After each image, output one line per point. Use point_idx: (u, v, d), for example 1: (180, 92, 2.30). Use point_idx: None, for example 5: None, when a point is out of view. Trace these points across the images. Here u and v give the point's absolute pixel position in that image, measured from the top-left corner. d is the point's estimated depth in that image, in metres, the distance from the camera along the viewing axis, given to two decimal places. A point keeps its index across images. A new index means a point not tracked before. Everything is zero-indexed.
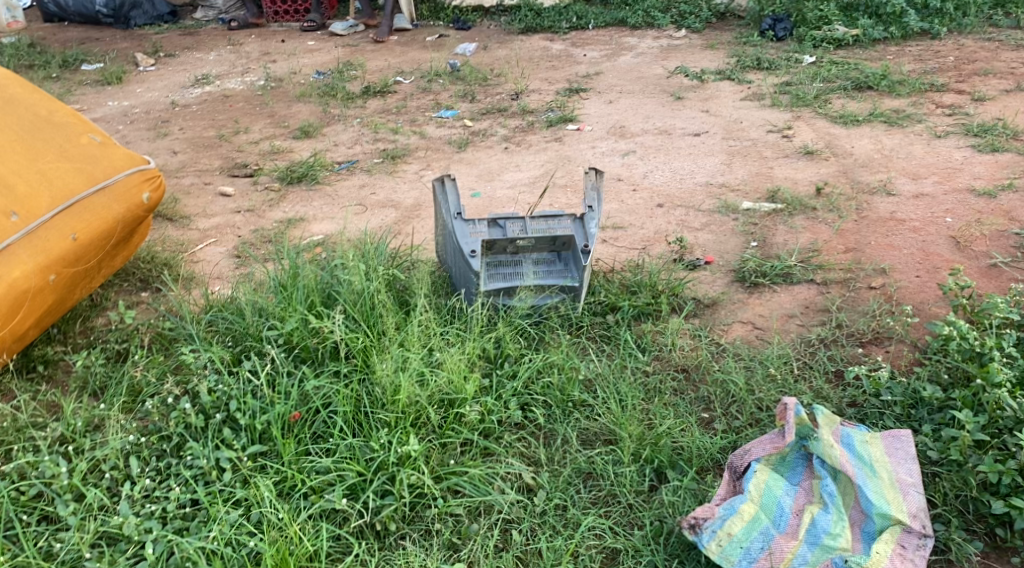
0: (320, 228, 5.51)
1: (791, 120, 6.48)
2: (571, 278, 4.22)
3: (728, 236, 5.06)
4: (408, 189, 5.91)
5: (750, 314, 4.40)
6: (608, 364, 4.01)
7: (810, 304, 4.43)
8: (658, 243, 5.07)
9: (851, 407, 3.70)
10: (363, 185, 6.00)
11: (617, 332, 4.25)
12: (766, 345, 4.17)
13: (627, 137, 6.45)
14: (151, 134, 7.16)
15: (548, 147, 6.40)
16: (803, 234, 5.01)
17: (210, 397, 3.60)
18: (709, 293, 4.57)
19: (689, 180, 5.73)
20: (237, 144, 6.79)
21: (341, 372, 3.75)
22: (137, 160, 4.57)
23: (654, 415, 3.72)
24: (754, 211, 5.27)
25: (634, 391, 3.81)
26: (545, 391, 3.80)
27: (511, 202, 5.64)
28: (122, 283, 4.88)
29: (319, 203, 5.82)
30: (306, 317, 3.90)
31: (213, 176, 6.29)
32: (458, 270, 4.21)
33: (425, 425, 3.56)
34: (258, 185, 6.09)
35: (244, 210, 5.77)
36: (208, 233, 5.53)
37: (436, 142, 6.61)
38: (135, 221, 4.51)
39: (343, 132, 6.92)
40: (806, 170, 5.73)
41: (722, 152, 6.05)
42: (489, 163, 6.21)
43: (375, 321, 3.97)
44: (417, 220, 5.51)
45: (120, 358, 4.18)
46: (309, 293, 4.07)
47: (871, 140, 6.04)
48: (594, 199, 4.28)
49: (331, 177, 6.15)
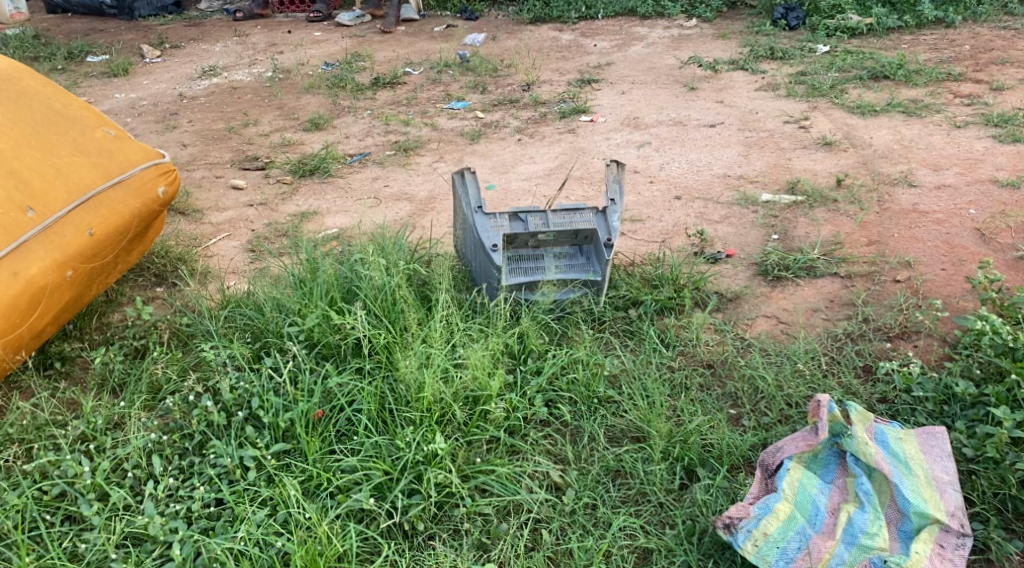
0: (335, 221, 5.46)
1: (807, 111, 6.41)
2: (594, 273, 4.16)
3: (749, 229, 5.00)
4: (422, 181, 5.86)
5: (775, 308, 4.36)
6: (632, 361, 3.97)
7: (835, 298, 4.39)
8: (678, 236, 5.02)
9: (881, 403, 3.65)
10: (376, 178, 5.94)
11: (640, 327, 4.20)
12: (792, 340, 4.13)
13: (641, 128, 6.39)
14: (160, 127, 7.09)
15: (562, 138, 6.34)
16: (825, 226, 4.96)
17: (232, 394, 3.57)
18: (732, 287, 4.51)
19: (706, 172, 5.67)
20: (248, 137, 6.73)
21: (363, 367, 3.68)
22: (152, 154, 4.52)
23: (682, 412, 3.68)
24: (774, 203, 5.22)
25: (661, 387, 3.77)
26: (570, 387, 3.75)
27: (526, 195, 5.59)
28: (137, 278, 4.85)
29: (332, 196, 5.76)
30: (327, 313, 3.84)
31: (224, 169, 6.23)
32: (478, 264, 4.16)
33: (451, 423, 3.50)
34: (270, 177, 6.03)
35: (257, 203, 5.71)
36: (221, 226, 5.47)
37: (448, 134, 6.54)
38: (150, 216, 4.46)
39: (354, 124, 6.85)
40: (825, 161, 5.67)
41: (739, 144, 5.99)
42: (503, 156, 6.14)
43: (396, 315, 3.90)
44: (432, 213, 5.46)
45: (138, 355, 4.17)
46: (330, 288, 4.00)
47: (890, 131, 5.98)
48: (616, 193, 4.25)
49: (344, 170, 6.08)
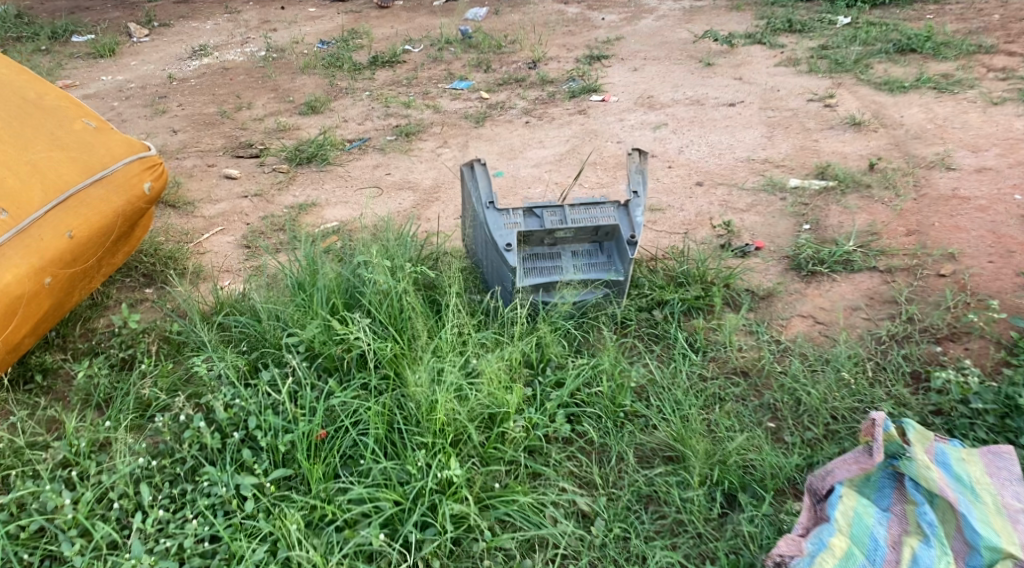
0: (335, 213, 5.13)
1: (832, 88, 6.07)
2: (616, 273, 3.84)
3: (777, 218, 4.70)
4: (426, 169, 5.52)
5: (811, 307, 4.07)
6: (661, 371, 3.66)
7: (875, 295, 4.11)
8: (701, 226, 4.70)
9: (936, 416, 3.35)
10: (377, 166, 5.60)
11: (667, 331, 3.89)
12: (831, 343, 3.85)
13: (657, 108, 6.03)
14: (148, 112, 6.72)
15: (573, 119, 5.98)
16: (859, 215, 4.66)
17: (226, 414, 3.26)
18: (763, 283, 4.22)
19: (728, 155, 5.34)
20: (241, 122, 6.37)
21: (368, 382, 3.34)
22: (137, 147, 4.18)
23: (717, 427, 3.39)
24: (803, 189, 4.91)
25: (693, 400, 3.49)
26: (594, 401, 3.45)
27: (537, 183, 5.25)
28: (123, 279, 4.50)
29: (331, 185, 5.43)
30: (328, 322, 3.49)
31: (216, 157, 5.87)
32: (491, 265, 3.85)
33: (466, 446, 3.18)
34: (265, 166, 5.68)
35: (252, 194, 5.37)
36: (214, 220, 5.13)
37: (452, 117, 6.19)
38: (136, 215, 4.11)
39: (353, 107, 6.50)
40: (854, 142, 5.33)
41: (761, 124, 5.65)
42: (510, 139, 5.79)
43: (403, 320, 3.55)
44: (437, 204, 5.14)
45: (125, 366, 3.84)
46: (331, 294, 3.65)
47: (921, 109, 5.66)
48: (639, 183, 3.96)
49: (343, 157, 5.74)
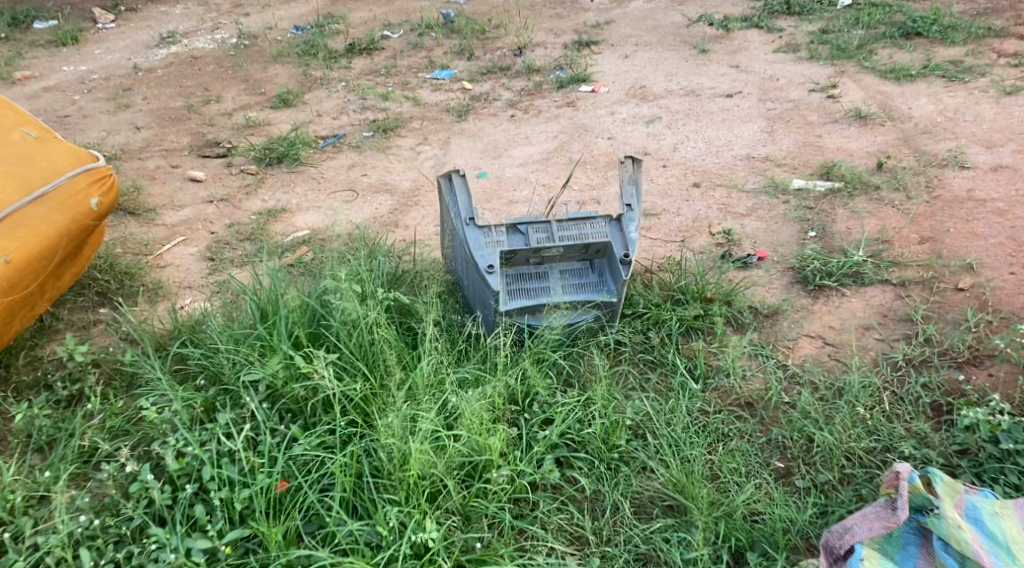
0: (307, 220, 4.75)
1: (834, 76, 5.72)
2: (609, 294, 3.51)
3: (781, 224, 4.38)
4: (404, 169, 5.17)
5: (819, 326, 3.78)
6: (659, 406, 3.36)
7: (888, 312, 3.81)
8: (699, 234, 4.39)
9: (962, 457, 3.06)
10: (352, 166, 5.25)
11: (664, 356, 3.58)
12: (843, 368, 3.56)
13: (650, 99, 5.67)
14: (110, 105, 6.28)
15: (561, 113, 5.62)
16: (868, 220, 4.35)
17: (177, 464, 2.95)
18: (768, 300, 3.92)
19: (727, 152, 5.00)
20: (208, 116, 5.94)
21: (335, 426, 3.03)
22: (84, 158, 3.83)
23: (721, 471, 3.11)
24: (807, 191, 4.58)
25: (693, 440, 3.21)
26: (585, 442, 3.16)
27: (523, 184, 4.89)
28: (76, 298, 4.15)
29: (303, 187, 5.05)
30: (291, 357, 3.17)
31: (181, 157, 5.42)
32: (472, 287, 3.52)
33: (444, 502, 2.89)
34: (233, 166, 5.26)
35: (218, 199, 4.96)
36: (177, 229, 4.72)
37: (432, 110, 5.82)
38: (83, 234, 3.75)
39: (327, 99, 6.11)
40: (860, 138, 5.00)
41: (761, 118, 5.31)
42: (495, 136, 5.44)
43: (374, 353, 3.23)
44: (416, 209, 4.80)
45: (72, 403, 3.50)
46: (295, 324, 3.31)
47: (930, 100, 5.33)
48: (632, 196, 3.60)
49: (316, 157, 5.36)
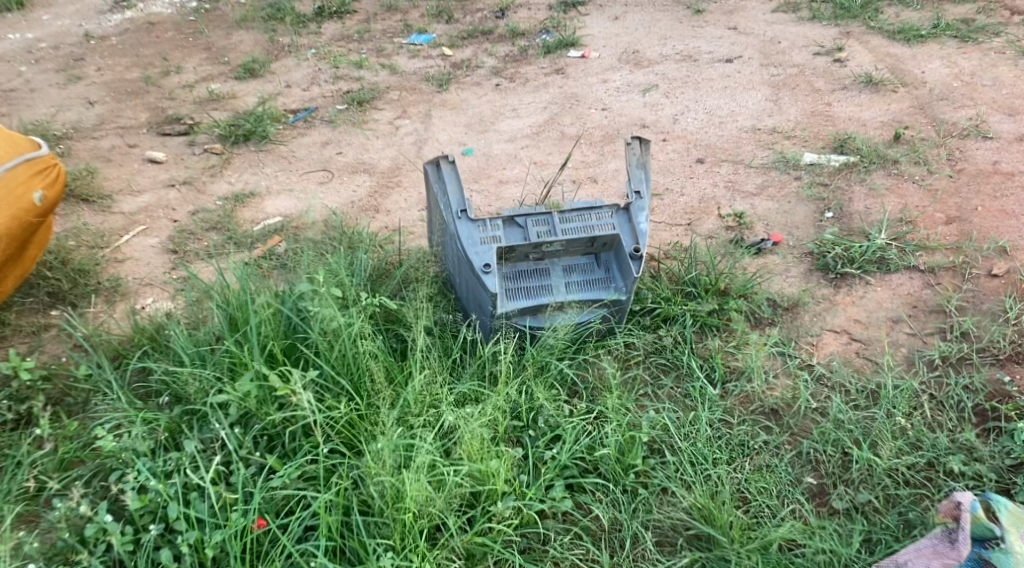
0: (279, 204, 4.35)
1: (839, 38, 5.36)
2: (617, 292, 3.19)
3: (794, 204, 4.06)
4: (383, 146, 4.78)
5: (844, 320, 3.47)
6: (676, 415, 3.04)
7: (918, 302, 3.50)
8: (707, 216, 4.06)
9: (1016, 473, 2.79)
10: (325, 143, 4.84)
11: (678, 357, 3.27)
12: (874, 368, 3.26)
13: (644, 66, 5.29)
14: (60, 78, 5.79)
15: (550, 81, 5.23)
16: (888, 197, 4.03)
17: (139, 504, 2.62)
18: (786, 291, 3.60)
19: (731, 124, 4.65)
20: (168, 89, 5.48)
21: (318, 455, 2.70)
22: (25, 147, 3.45)
23: (749, 492, 2.82)
24: (820, 166, 4.25)
25: (717, 456, 2.91)
26: (598, 463, 2.85)
27: (512, 162, 4.53)
28: (24, 300, 3.74)
29: (272, 168, 4.64)
30: (265, 375, 2.82)
31: (139, 135, 4.98)
32: (465, 287, 3.18)
33: (445, 541, 2.59)
34: (196, 145, 4.83)
35: (179, 182, 4.54)
36: (135, 217, 4.31)
37: (410, 80, 5.41)
38: (24, 232, 3.38)
39: (296, 68, 5.66)
40: (872, 106, 4.66)
41: (765, 85, 4.95)
42: (479, 108, 5.05)
43: (358, 368, 2.88)
44: (398, 191, 4.42)
45: (20, 425, 3.13)
46: (267, 335, 2.95)
47: (944, 62, 4.98)
48: (641, 180, 3.28)
49: (287, 133, 4.93)
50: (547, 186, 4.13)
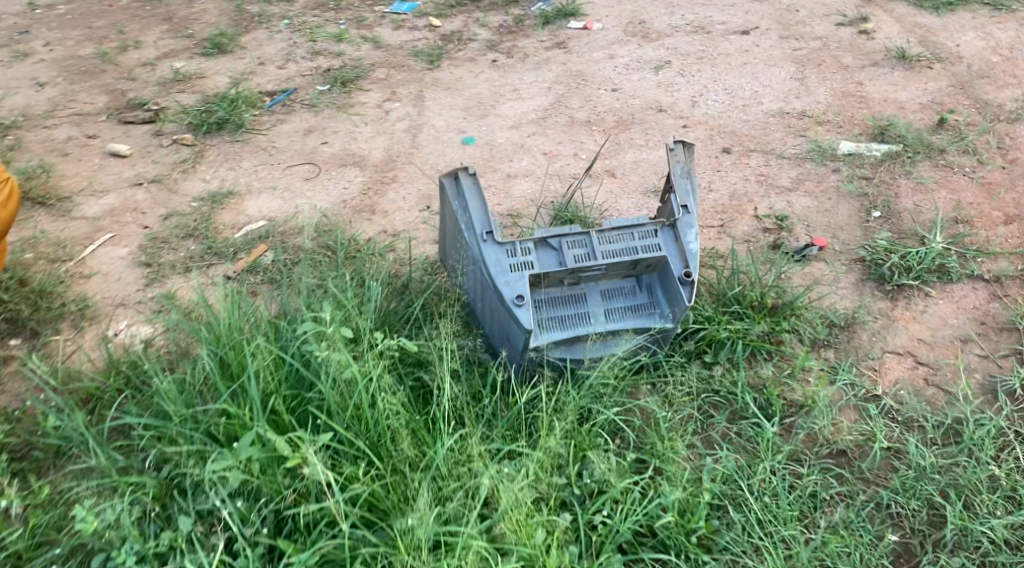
0: (262, 206, 3.89)
1: (862, 5, 4.95)
2: (664, 319, 2.82)
3: (837, 201, 3.69)
4: (373, 134, 4.30)
5: (907, 339, 3.14)
6: (738, 463, 2.69)
7: (986, 318, 3.19)
8: (741, 216, 3.67)
9: None
10: (308, 130, 4.35)
11: (732, 390, 2.91)
12: (948, 398, 2.95)
13: (654, 39, 4.86)
14: (2, 54, 5.19)
15: (551, 56, 4.78)
16: (938, 192, 3.69)
17: None
18: (840, 306, 3.25)
19: (756, 107, 4.25)
20: (126, 68, 4.93)
21: (339, 537, 2.32)
22: None
23: (829, 559, 2.50)
24: (861, 157, 3.88)
25: (790, 515, 2.58)
26: (658, 529, 2.50)
27: (519, 152, 4.10)
28: None
29: (251, 161, 4.15)
30: (271, 439, 2.40)
31: (98, 124, 4.45)
32: (493, 317, 2.79)
33: None
34: (163, 136, 4.32)
35: (148, 180, 4.05)
36: (100, 223, 3.83)
37: (397, 55, 4.92)
38: None
39: (268, 41, 5.12)
40: (908, 85, 4.29)
41: (788, 61, 4.55)
42: (477, 88, 4.59)
43: (378, 426, 2.48)
44: (395, 187, 3.98)
45: None
46: (269, 386, 2.53)
47: (979, 34, 4.61)
48: (686, 193, 2.92)
49: (264, 119, 4.43)
50: (574, 191, 3.72)
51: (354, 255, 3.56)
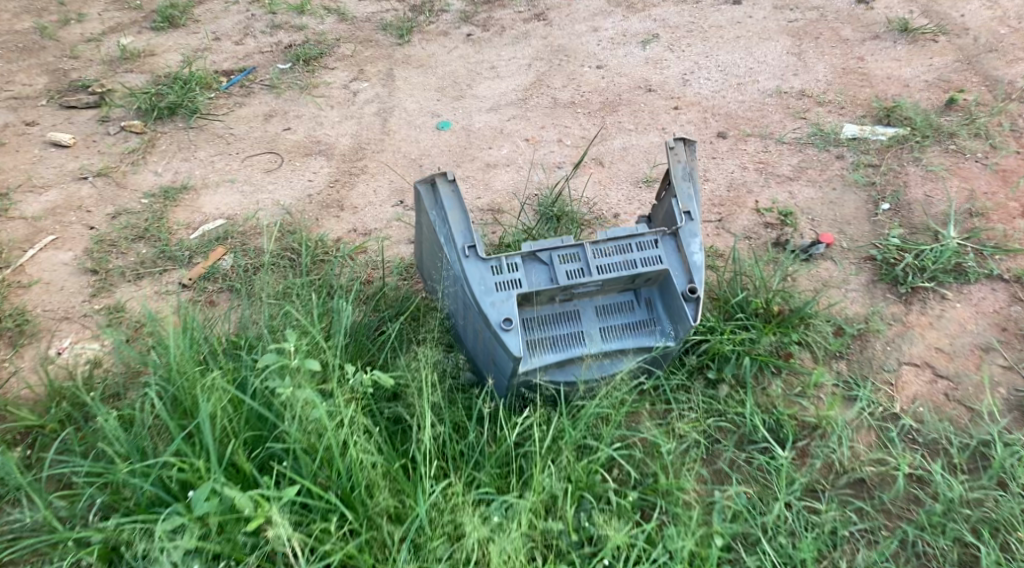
0: (220, 202, 3.57)
1: None
2: (665, 338, 2.56)
3: (842, 192, 3.44)
4: (340, 118, 3.97)
5: (924, 349, 2.90)
6: (751, 499, 2.48)
7: (1008, 324, 2.95)
8: (740, 209, 3.40)
9: None
10: (269, 114, 4.00)
11: (740, 413, 2.66)
12: (970, 417, 2.73)
13: (640, 9, 4.53)
14: None
15: (530, 29, 4.45)
16: (949, 181, 3.43)
17: None
18: (850, 312, 3.00)
19: (752, 86, 3.96)
20: (68, 43, 4.52)
21: None
22: None
23: None
24: (866, 143, 3.61)
25: (809, 558, 2.36)
26: None
27: (499, 139, 3.79)
28: None
29: (207, 150, 3.82)
30: (229, 494, 2.13)
31: (37, 109, 4.08)
32: (477, 340, 2.52)
33: None
34: (110, 122, 3.96)
35: (93, 173, 3.70)
36: (41, 224, 3.49)
37: (364, 28, 4.55)
38: None
39: (224, 13, 4.73)
40: (912, 61, 4.02)
41: (784, 34, 4.25)
42: (451, 65, 4.26)
43: (351, 475, 2.21)
44: (365, 178, 3.66)
45: None
46: (226, 430, 2.25)
47: (985, 2, 4.33)
48: (689, 196, 2.65)
49: (221, 102, 4.07)
50: (561, 191, 3.44)
51: (322, 261, 3.27)
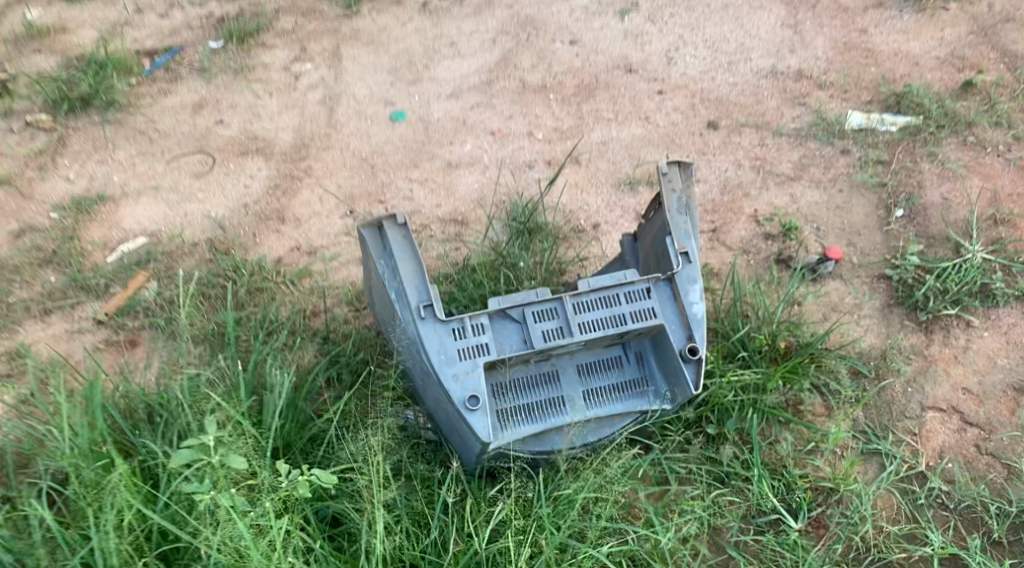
0: (142, 216, 3.11)
1: None
2: (660, 400, 2.18)
3: (850, 195, 3.04)
4: (279, 108, 3.49)
5: (950, 390, 2.55)
6: None
7: None
8: (736, 217, 3.00)
9: None
10: (198, 104, 3.51)
11: (745, 482, 2.33)
12: (1004, 477, 2.41)
13: None
14: None
15: None
16: (970, 180, 3.04)
17: None
18: (865, 345, 2.64)
19: (744, 66, 3.52)
20: None
21: None
22: None
23: None
24: (874, 134, 3.21)
25: None
26: None
27: (461, 133, 3.34)
28: None
29: (126, 151, 3.33)
30: None
31: None
32: (439, 412, 2.13)
33: None
34: (13, 116, 3.45)
35: None
36: None
37: None
38: None
39: None
40: (921, 34, 3.59)
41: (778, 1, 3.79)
42: (407, 43, 3.73)
43: None
44: (309, 182, 3.21)
45: None
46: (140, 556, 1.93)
47: None
48: (685, 231, 2.23)
49: (142, 90, 3.56)
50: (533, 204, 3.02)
51: (260, 290, 2.84)
